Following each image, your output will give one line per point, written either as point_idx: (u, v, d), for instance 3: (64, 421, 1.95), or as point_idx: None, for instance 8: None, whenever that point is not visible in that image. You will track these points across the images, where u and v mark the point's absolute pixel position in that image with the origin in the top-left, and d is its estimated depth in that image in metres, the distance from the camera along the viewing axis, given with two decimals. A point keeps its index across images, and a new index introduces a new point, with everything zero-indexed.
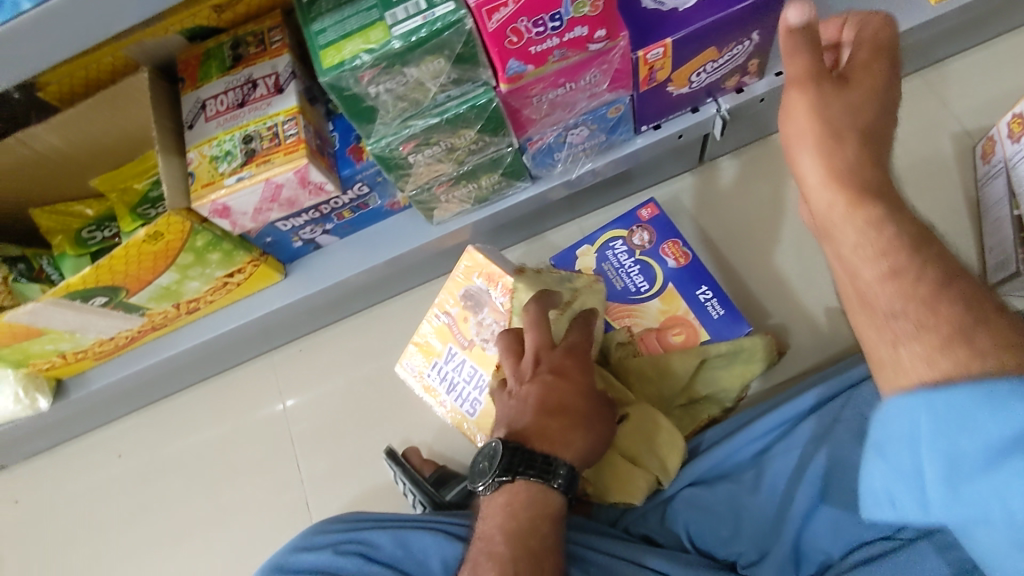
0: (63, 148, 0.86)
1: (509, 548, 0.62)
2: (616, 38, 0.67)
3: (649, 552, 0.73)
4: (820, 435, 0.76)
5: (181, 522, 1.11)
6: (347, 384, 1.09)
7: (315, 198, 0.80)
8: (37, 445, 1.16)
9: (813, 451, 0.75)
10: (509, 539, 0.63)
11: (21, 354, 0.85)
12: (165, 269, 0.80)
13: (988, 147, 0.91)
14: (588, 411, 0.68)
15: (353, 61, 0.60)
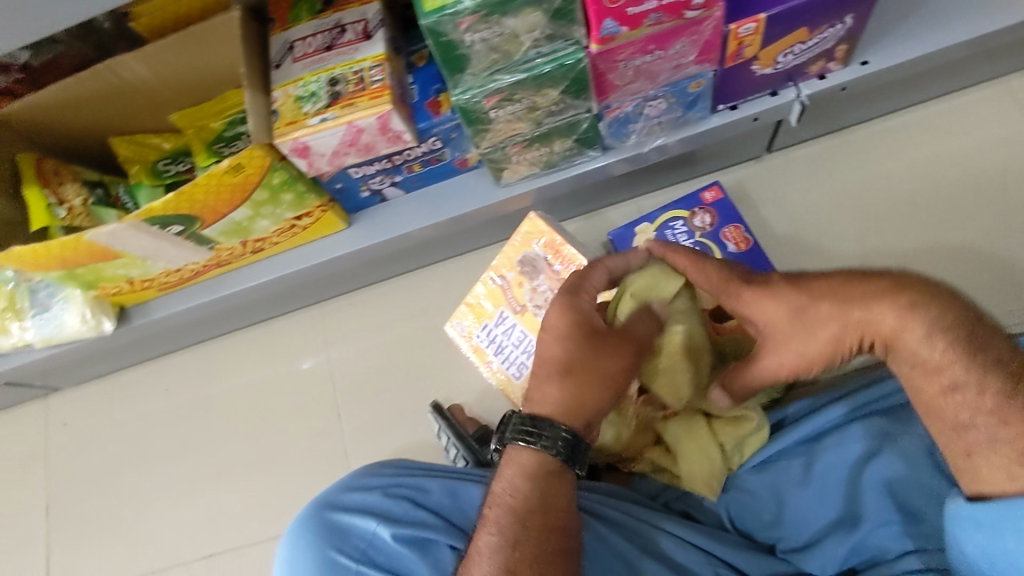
0: (147, 79, 0.87)
1: (494, 510, 0.61)
2: (713, 7, 0.66)
3: (686, 525, 0.72)
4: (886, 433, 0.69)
5: (221, 459, 1.13)
6: (395, 340, 1.11)
7: (391, 147, 0.81)
8: (89, 372, 1.19)
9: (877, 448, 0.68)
10: (495, 502, 0.62)
11: (94, 275, 0.88)
12: (241, 203, 0.82)
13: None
14: (574, 360, 0.62)
15: (455, 6, 0.61)
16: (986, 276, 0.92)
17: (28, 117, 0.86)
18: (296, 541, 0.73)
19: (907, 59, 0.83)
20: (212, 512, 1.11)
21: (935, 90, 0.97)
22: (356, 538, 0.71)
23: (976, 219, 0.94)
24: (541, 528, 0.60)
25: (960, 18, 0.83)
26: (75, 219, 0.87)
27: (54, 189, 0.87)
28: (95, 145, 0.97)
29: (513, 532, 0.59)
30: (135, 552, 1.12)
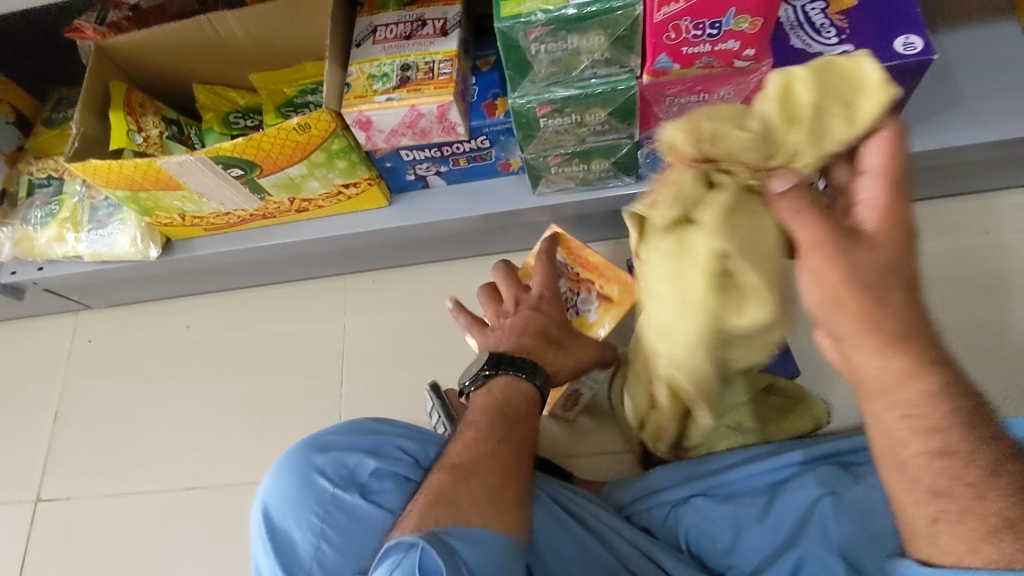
0: (240, 39, 0.95)
1: (482, 414, 0.69)
2: (762, 61, 0.71)
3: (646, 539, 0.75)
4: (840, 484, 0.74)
5: (224, 400, 1.19)
6: (409, 321, 1.17)
7: (444, 136, 0.87)
8: (122, 296, 1.27)
9: (829, 497, 0.73)
10: (484, 410, 0.70)
11: (153, 202, 0.96)
12: (299, 161, 0.89)
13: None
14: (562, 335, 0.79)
15: (529, 16, 0.67)
16: (980, 370, 0.94)
17: (127, 48, 0.95)
18: (283, 462, 0.78)
19: (938, 147, 0.88)
20: (204, 449, 1.16)
21: (963, 185, 1.00)
22: (338, 464, 0.76)
23: (982, 313, 0.97)
24: (518, 437, 0.68)
25: (995, 119, 0.88)
26: (150, 148, 0.95)
27: (136, 118, 0.95)
28: (179, 87, 1.06)
29: (500, 428, 0.67)
30: (126, 472, 1.17)
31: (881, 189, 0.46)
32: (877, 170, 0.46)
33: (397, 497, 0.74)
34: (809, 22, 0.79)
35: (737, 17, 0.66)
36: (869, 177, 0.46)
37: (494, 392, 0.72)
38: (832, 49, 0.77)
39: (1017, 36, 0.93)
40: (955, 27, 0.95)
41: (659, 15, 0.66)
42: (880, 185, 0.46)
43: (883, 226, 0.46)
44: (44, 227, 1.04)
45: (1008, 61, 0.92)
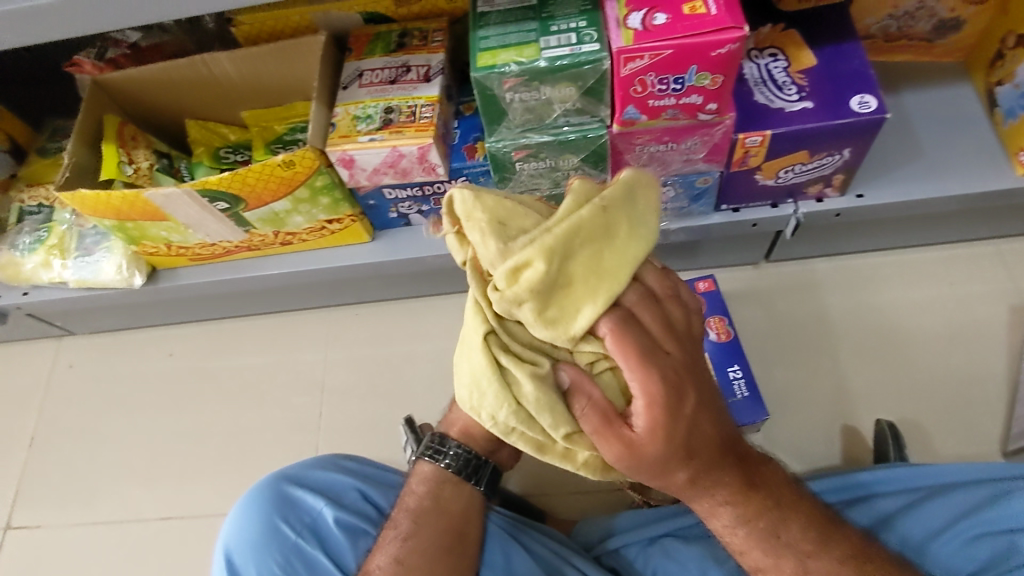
0: (233, 78, 0.99)
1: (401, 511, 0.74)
2: (724, 114, 0.76)
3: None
4: None
5: (201, 430, 1.20)
6: (388, 356, 1.19)
7: (425, 176, 0.90)
8: (105, 323, 1.28)
9: None
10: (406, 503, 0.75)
11: (139, 232, 0.98)
12: (283, 196, 0.92)
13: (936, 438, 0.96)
14: None
15: (503, 67, 0.71)
16: (941, 416, 0.97)
17: (123, 84, 0.99)
18: (250, 500, 0.78)
19: (897, 200, 0.92)
20: (179, 479, 1.16)
21: (925, 236, 1.04)
22: (302, 512, 0.77)
23: (944, 361, 0.99)
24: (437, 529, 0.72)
25: (950, 176, 0.92)
26: (139, 179, 0.98)
27: (127, 151, 0.99)
28: (173, 122, 1.09)
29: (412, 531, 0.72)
30: (99, 500, 1.17)
31: (643, 376, 0.57)
32: (631, 374, 0.57)
33: (358, 550, 0.75)
34: (772, 79, 0.84)
35: (698, 74, 0.70)
36: (628, 373, 0.57)
37: (416, 484, 0.77)
38: (793, 105, 0.81)
39: (971, 97, 0.98)
40: (915, 86, 1.01)
41: (625, 70, 0.69)
42: (642, 384, 0.57)
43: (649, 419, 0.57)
44: (31, 253, 1.06)
45: (963, 120, 0.97)
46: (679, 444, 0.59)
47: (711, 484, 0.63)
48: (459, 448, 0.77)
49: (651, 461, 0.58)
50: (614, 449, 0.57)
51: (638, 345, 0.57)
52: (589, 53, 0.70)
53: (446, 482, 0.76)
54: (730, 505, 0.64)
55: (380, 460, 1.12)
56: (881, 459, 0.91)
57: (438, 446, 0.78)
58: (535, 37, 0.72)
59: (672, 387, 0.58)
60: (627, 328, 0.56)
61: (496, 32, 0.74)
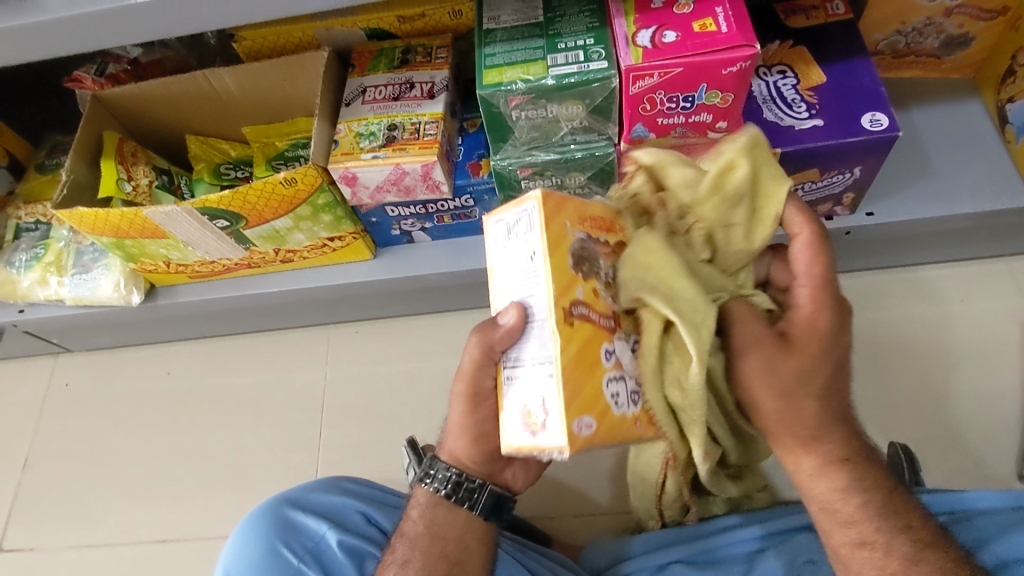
0: (233, 93, 0.98)
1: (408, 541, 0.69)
2: (733, 133, 0.74)
3: None
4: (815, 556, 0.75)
5: (199, 450, 1.17)
6: (389, 373, 1.17)
7: (428, 194, 0.89)
8: (103, 340, 1.26)
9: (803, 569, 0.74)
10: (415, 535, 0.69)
11: (137, 249, 0.97)
12: (284, 214, 0.90)
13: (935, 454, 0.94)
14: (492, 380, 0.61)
15: (509, 85, 0.70)
16: (955, 436, 0.95)
17: (123, 99, 0.98)
18: (249, 525, 0.76)
19: (908, 218, 0.90)
20: (176, 501, 1.14)
21: (936, 254, 1.02)
22: (304, 537, 0.75)
23: (957, 381, 0.98)
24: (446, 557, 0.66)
25: (961, 194, 0.91)
26: (138, 197, 0.97)
27: (127, 167, 0.97)
28: (173, 137, 1.08)
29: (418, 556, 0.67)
30: (94, 522, 1.14)
31: (814, 304, 0.57)
32: (810, 275, 0.57)
33: None
34: (780, 96, 0.83)
35: (708, 92, 0.69)
36: (804, 280, 0.58)
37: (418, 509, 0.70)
38: (803, 123, 0.80)
39: (980, 114, 0.97)
40: (924, 102, 0.99)
41: (634, 88, 0.68)
42: (810, 301, 0.57)
43: (809, 319, 0.57)
44: (28, 270, 1.05)
45: (973, 137, 0.95)
46: (825, 374, 0.57)
47: (825, 437, 0.58)
48: (450, 470, 0.68)
49: (789, 372, 0.57)
50: (759, 343, 0.57)
51: (813, 277, 0.57)
52: (597, 70, 0.69)
53: (440, 505, 0.68)
54: (843, 462, 0.58)
55: (381, 481, 1.10)
56: (895, 483, 0.89)
57: (429, 467, 0.69)
58: (542, 55, 0.71)
59: (834, 333, 0.57)
60: (819, 257, 0.57)
61: (502, 49, 0.73)
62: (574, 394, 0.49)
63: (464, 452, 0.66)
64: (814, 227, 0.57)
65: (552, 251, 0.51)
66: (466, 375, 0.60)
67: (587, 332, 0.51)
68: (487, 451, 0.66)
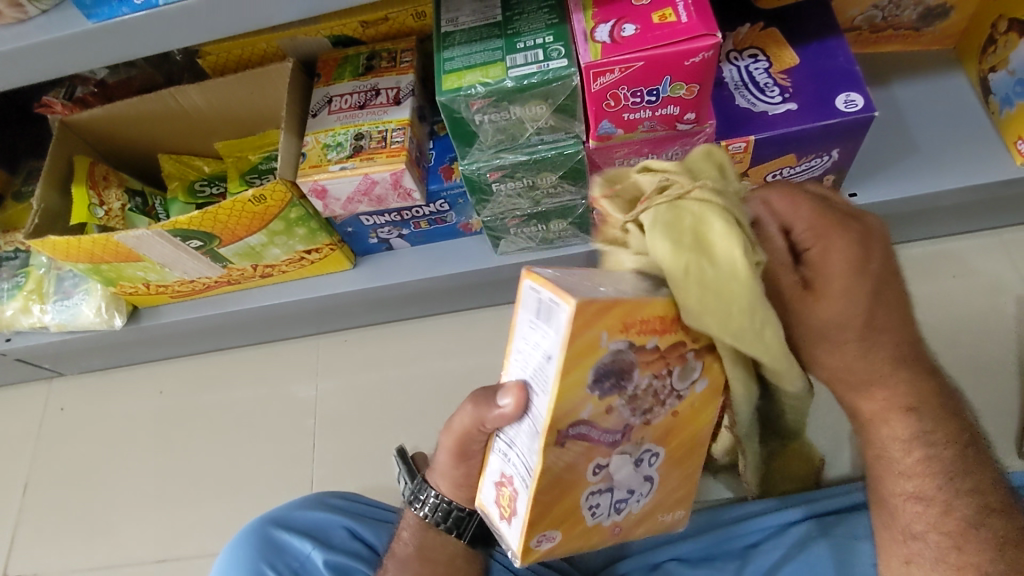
0: (202, 110, 0.97)
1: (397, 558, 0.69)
2: (703, 123, 0.73)
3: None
4: (808, 541, 0.74)
5: (195, 468, 1.17)
6: (379, 381, 1.16)
7: (400, 202, 0.88)
8: (93, 363, 1.26)
9: (796, 555, 0.74)
10: (400, 552, 0.69)
11: (115, 273, 0.96)
12: (257, 230, 0.89)
13: None
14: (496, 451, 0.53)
15: (469, 90, 0.68)
16: None
17: (91, 121, 0.96)
18: (236, 546, 0.76)
19: (892, 198, 0.88)
20: (175, 520, 1.14)
21: (927, 231, 1.00)
22: (290, 557, 0.74)
23: (956, 358, 0.95)
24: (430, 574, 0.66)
25: (944, 171, 0.89)
26: (112, 221, 0.96)
27: (99, 192, 0.96)
28: (145, 157, 1.07)
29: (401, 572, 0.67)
30: (96, 546, 1.14)
31: (850, 248, 0.46)
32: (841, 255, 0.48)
33: None
34: (752, 81, 0.81)
35: (673, 84, 0.67)
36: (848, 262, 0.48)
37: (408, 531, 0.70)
38: (776, 108, 0.78)
39: (964, 86, 0.95)
40: (905, 76, 0.97)
41: (595, 85, 0.66)
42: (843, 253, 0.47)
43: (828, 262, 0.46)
44: (9, 299, 1.04)
45: (958, 110, 0.93)
46: (866, 301, 0.47)
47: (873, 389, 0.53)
48: (436, 498, 0.67)
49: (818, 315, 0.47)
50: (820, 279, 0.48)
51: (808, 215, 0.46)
52: (558, 69, 0.67)
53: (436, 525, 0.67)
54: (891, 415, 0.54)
55: (375, 490, 1.09)
56: None
57: (416, 492, 0.69)
58: (500, 56, 0.69)
59: (867, 271, 0.47)
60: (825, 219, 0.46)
61: (460, 52, 0.71)
62: (541, 513, 0.46)
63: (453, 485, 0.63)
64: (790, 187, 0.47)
65: (572, 362, 0.40)
66: (454, 434, 0.55)
67: (578, 449, 0.44)
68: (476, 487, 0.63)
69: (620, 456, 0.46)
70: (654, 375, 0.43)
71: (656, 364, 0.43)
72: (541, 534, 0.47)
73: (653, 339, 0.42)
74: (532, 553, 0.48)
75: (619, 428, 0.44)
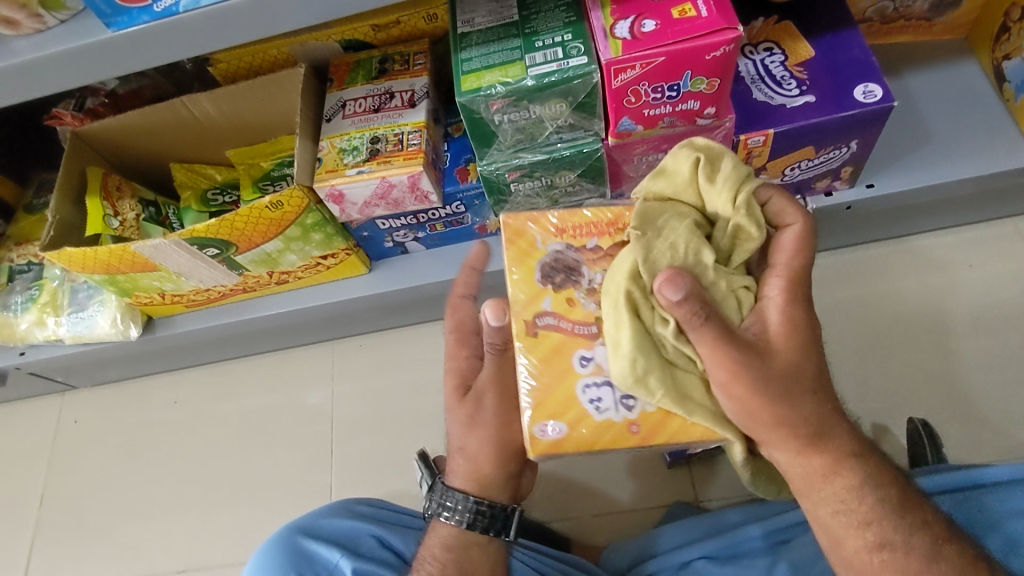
0: (215, 118, 0.97)
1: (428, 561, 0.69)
2: (723, 117, 0.72)
3: None
4: None
5: (212, 477, 1.17)
6: (395, 385, 1.16)
7: (417, 205, 0.88)
8: (107, 374, 1.25)
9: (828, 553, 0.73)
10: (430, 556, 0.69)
11: (130, 283, 0.95)
12: (274, 237, 0.89)
13: (947, 423, 0.91)
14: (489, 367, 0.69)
15: (489, 89, 0.68)
16: (975, 403, 0.92)
17: (103, 133, 0.96)
18: (264, 554, 0.75)
19: (910, 188, 0.88)
20: (194, 530, 1.13)
21: (944, 220, 0.99)
22: (320, 564, 0.74)
23: (977, 346, 0.94)
24: None
25: (960, 160, 0.88)
26: (127, 231, 0.96)
27: (112, 203, 0.96)
28: (157, 167, 1.07)
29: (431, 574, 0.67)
30: (114, 559, 1.14)
31: (786, 299, 0.57)
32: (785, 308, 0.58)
33: None
34: (769, 75, 0.81)
35: (694, 79, 0.67)
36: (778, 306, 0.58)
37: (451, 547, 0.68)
38: (794, 100, 0.78)
39: (977, 74, 0.94)
40: (917, 67, 0.97)
41: (616, 81, 0.66)
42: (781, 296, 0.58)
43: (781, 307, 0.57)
44: (24, 312, 1.04)
45: (972, 99, 0.93)
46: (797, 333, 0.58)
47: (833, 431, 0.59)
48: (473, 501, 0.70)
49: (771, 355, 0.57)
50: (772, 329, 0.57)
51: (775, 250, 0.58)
52: (577, 67, 0.67)
53: None
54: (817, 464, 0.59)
55: (396, 494, 1.09)
56: (917, 459, 0.86)
57: (445, 499, 0.71)
58: (519, 55, 0.69)
59: (798, 317, 0.58)
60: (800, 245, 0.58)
61: (478, 53, 0.71)
62: (543, 399, 0.58)
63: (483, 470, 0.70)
64: (806, 216, 0.58)
65: (519, 260, 0.62)
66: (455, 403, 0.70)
67: (554, 338, 0.59)
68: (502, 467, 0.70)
69: (602, 347, 0.59)
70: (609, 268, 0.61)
71: (602, 262, 0.61)
72: (542, 422, 0.57)
73: (592, 240, 0.62)
74: (546, 447, 0.57)
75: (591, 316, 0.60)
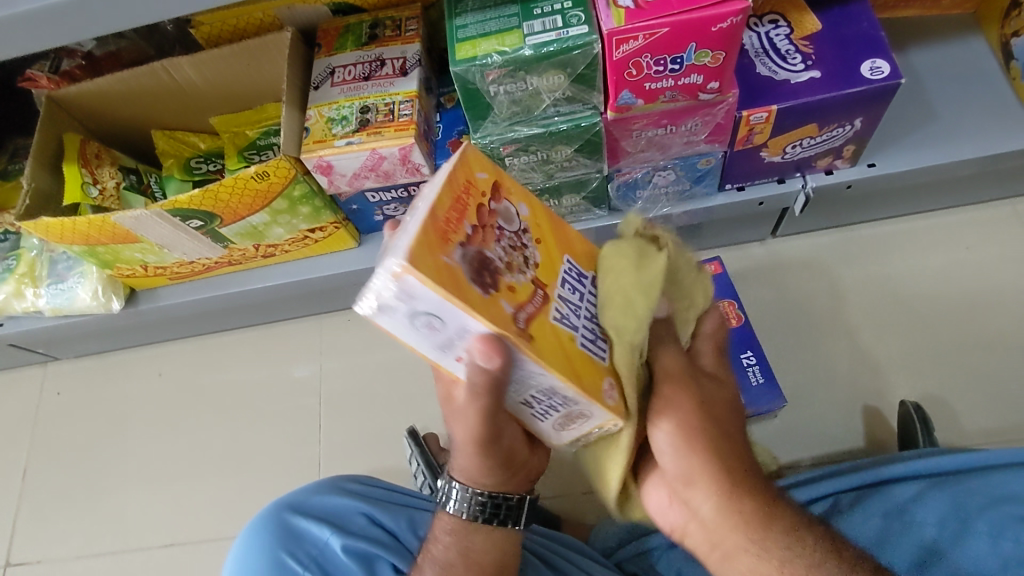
0: (197, 84, 0.93)
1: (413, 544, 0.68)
2: (726, 93, 0.70)
3: None
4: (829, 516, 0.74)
5: (199, 450, 1.15)
6: (385, 360, 1.14)
7: (409, 177, 0.85)
8: (90, 346, 1.22)
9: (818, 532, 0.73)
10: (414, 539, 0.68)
11: (112, 255, 0.93)
12: (260, 209, 0.86)
13: (937, 406, 0.91)
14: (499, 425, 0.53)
15: (485, 59, 0.66)
16: (964, 386, 0.91)
17: (81, 97, 0.92)
18: (252, 535, 0.75)
19: (910, 168, 0.86)
20: (180, 505, 1.12)
21: (942, 202, 0.98)
22: (308, 544, 0.73)
23: (969, 331, 0.94)
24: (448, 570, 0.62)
25: (963, 139, 0.87)
26: (106, 200, 0.93)
27: (91, 170, 0.93)
28: (138, 134, 1.03)
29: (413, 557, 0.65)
30: (100, 531, 1.13)
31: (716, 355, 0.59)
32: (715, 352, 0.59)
33: None
34: (773, 48, 0.78)
35: (697, 52, 0.64)
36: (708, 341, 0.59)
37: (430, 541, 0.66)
38: (799, 75, 0.75)
39: (984, 52, 0.92)
40: (922, 43, 0.94)
41: (618, 53, 0.63)
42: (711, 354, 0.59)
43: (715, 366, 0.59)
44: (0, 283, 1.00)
45: (976, 77, 0.91)
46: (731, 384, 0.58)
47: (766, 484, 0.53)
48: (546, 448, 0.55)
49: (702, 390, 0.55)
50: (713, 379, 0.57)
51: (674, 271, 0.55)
52: (578, 36, 0.64)
53: None
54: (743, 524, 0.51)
55: (384, 470, 1.08)
56: (909, 443, 0.86)
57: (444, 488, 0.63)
58: (516, 23, 0.66)
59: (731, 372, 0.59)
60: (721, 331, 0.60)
61: (474, 20, 0.68)
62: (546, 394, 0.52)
63: (491, 488, 0.62)
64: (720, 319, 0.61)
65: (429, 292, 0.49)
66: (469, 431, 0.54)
67: (539, 329, 0.45)
68: (511, 478, 0.62)
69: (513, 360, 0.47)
70: (487, 292, 0.43)
71: (488, 236, 0.45)
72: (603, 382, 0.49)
73: (467, 223, 0.44)
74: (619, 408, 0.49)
75: (532, 291, 0.46)
